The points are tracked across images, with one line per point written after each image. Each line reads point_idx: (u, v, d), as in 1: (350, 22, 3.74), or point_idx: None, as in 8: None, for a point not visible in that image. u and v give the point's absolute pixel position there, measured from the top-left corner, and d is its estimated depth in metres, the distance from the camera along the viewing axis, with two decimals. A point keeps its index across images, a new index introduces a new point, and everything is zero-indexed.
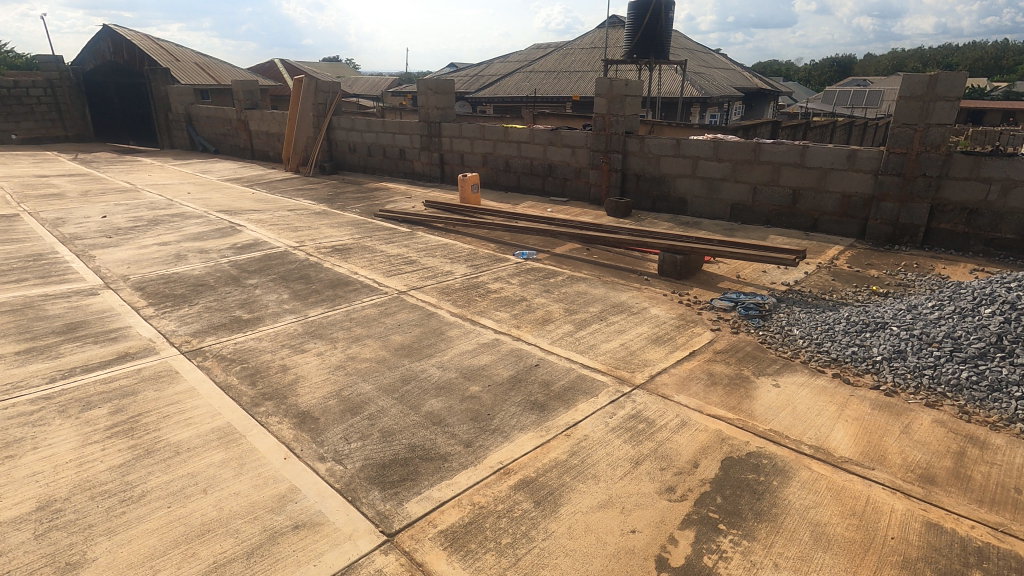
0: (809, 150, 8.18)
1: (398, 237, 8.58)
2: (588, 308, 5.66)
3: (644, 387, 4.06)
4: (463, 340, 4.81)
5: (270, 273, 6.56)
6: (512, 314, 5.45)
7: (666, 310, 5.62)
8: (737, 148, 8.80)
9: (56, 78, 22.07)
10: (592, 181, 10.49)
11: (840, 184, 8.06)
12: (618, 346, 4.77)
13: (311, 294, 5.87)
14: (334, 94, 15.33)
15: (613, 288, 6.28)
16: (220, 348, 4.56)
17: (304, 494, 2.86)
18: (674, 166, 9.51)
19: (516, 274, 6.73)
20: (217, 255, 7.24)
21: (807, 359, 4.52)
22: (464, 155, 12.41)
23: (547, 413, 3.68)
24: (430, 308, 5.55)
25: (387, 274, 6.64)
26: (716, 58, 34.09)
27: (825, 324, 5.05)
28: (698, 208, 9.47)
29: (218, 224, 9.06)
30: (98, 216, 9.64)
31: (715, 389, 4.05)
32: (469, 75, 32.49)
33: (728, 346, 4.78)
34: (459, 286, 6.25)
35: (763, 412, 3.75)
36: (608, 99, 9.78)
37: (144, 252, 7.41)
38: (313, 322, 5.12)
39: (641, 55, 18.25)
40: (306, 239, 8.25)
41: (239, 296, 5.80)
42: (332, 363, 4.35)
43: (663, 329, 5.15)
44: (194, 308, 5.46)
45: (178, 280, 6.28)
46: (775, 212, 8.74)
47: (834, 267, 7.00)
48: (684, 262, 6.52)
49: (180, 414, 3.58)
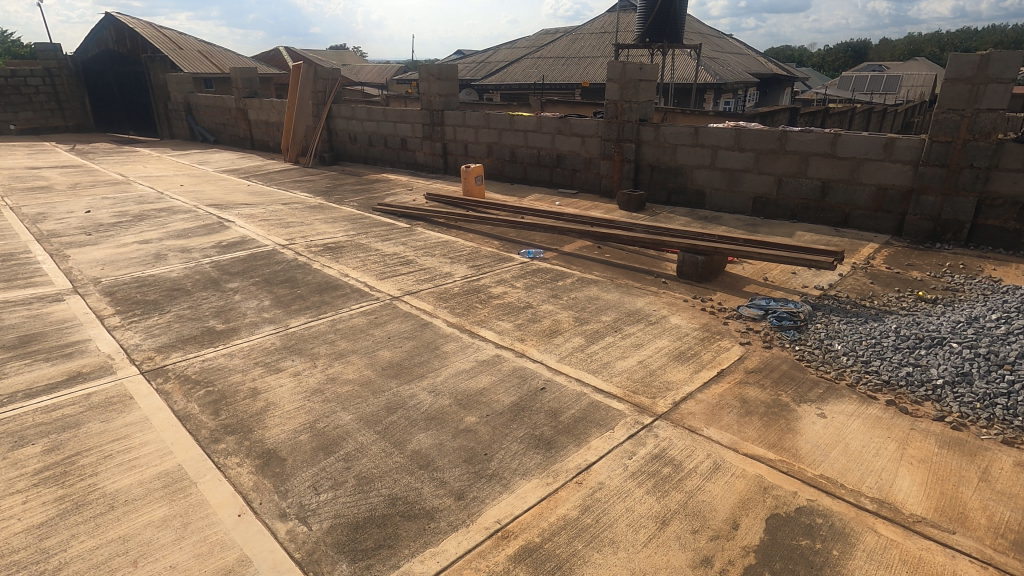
0: (840, 138, 7.51)
1: (395, 233, 8.03)
2: (601, 317, 5.09)
3: (667, 418, 3.50)
4: (459, 357, 4.25)
5: (254, 275, 6.03)
6: (515, 325, 4.89)
7: (688, 319, 5.04)
8: (761, 136, 8.13)
9: (54, 67, 21.50)
10: (603, 173, 9.86)
11: (875, 175, 7.39)
12: (635, 364, 4.19)
13: (295, 301, 5.33)
14: (334, 82, 14.72)
15: (629, 292, 5.70)
16: (185, 367, 4.03)
17: (255, 569, 2.34)
18: (692, 156, 8.87)
19: (521, 276, 6.15)
20: (200, 255, 6.72)
21: (853, 381, 3.94)
22: (468, 145, 11.80)
23: (555, 453, 3.13)
24: (426, 317, 5.00)
25: (380, 276, 6.09)
26: (730, 43, 33.09)
27: (871, 338, 4.46)
28: (717, 201, 8.84)
29: (206, 220, 8.53)
30: (82, 211, 9.13)
31: (751, 421, 3.48)
32: (476, 61, 31.72)
33: (761, 365, 4.20)
34: (459, 291, 5.70)
35: (810, 452, 3.17)
36: (620, 85, 9.14)
37: (122, 251, 6.90)
38: (293, 335, 4.58)
39: (654, 39, 17.49)
40: (297, 236, 7.71)
41: (216, 303, 5.27)
42: (309, 387, 3.81)
43: (686, 343, 4.57)
44: (165, 317, 4.94)
45: (152, 284, 5.76)
46: (802, 206, 8.09)
47: (871, 267, 6.38)
48: (706, 263, 5.94)
49: (124, 455, 3.05)
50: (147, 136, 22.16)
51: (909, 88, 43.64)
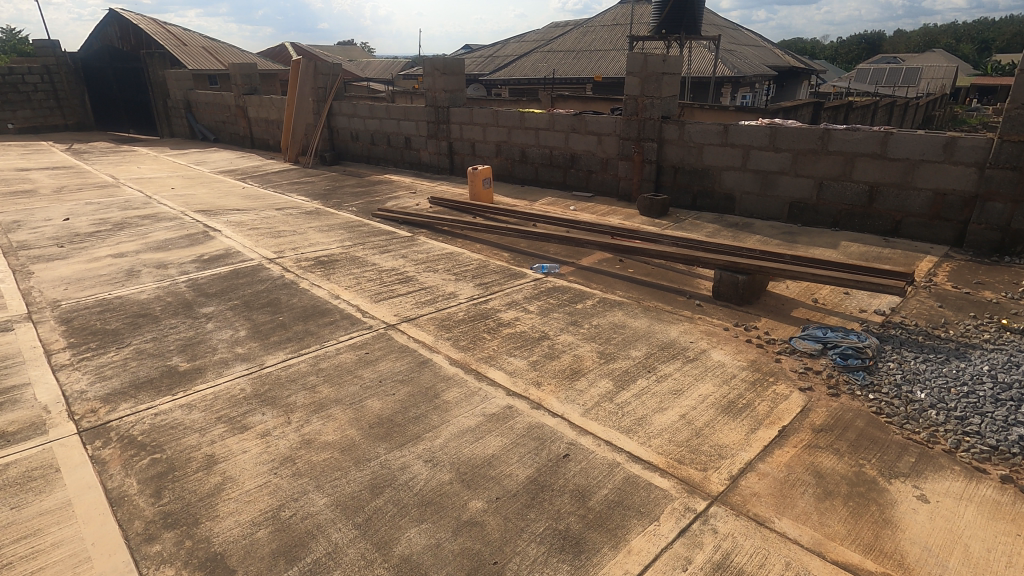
0: (892, 136, 6.70)
1: (395, 244, 7.31)
2: (629, 352, 4.34)
3: (726, 503, 2.76)
4: (463, 410, 3.52)
5: (232, 297, 5.34)
6: (529, 363, 4.17)
7: (733, 356, 4.29)
8: (801, 135, 7.32)
9: (53, 64, 20.90)
10: (621, 174, 9.07)
11: (932, 178, 6.58)
12: (677, 421, 3.44)
13: (274, 331, 4.63)
14: (335, 77, 13.97)
15: (659, 318, 4.96)
16: (131, 424, 3.34)
17: None
18: (721, 157, 8.08)
19: (534, 298, 5.42)
20: (176, 272, 6.03)
21: (952, 445, 3.18)
22: (475, 144, 11.06)
23: (586, 561, 2.40)
24: (425, 353, 4.28)
25: (375, 298, 5.38)
26: (746, 35, 32.06)
27: (961, 385, 3.68)
28: (749, 206, 8.04)
29: (191, 228, 7.86)
30: (60, 219, 8.48)
31: (835, 507, 2.73)
32: (484, 56, 30.90)
33: (831, 421, 3.45)
34: (463, 317, 4.98)
35: (921, 560, 2.43)
36: (641, 79, 8.37)
37: (92, 267, 6.22)
38: (267, 378, 3.88)
39: (671, 31, 16.64)
40: (287, 248, 7.00)
41: (184, 333, 4.58)
42: (279, 453, 3.10)
43: (735, 389, 3.82)
44: (122, 352, 4.25)
45: (118, 308, 5.08)
46: (846, 212, 7.27)
47: (935, 286, 5.57)
48: (747, 283, 5.18)
49: (27, 565, 2.36)
50: (147, 135, 21.56)
51: (929, 80, 42.45)
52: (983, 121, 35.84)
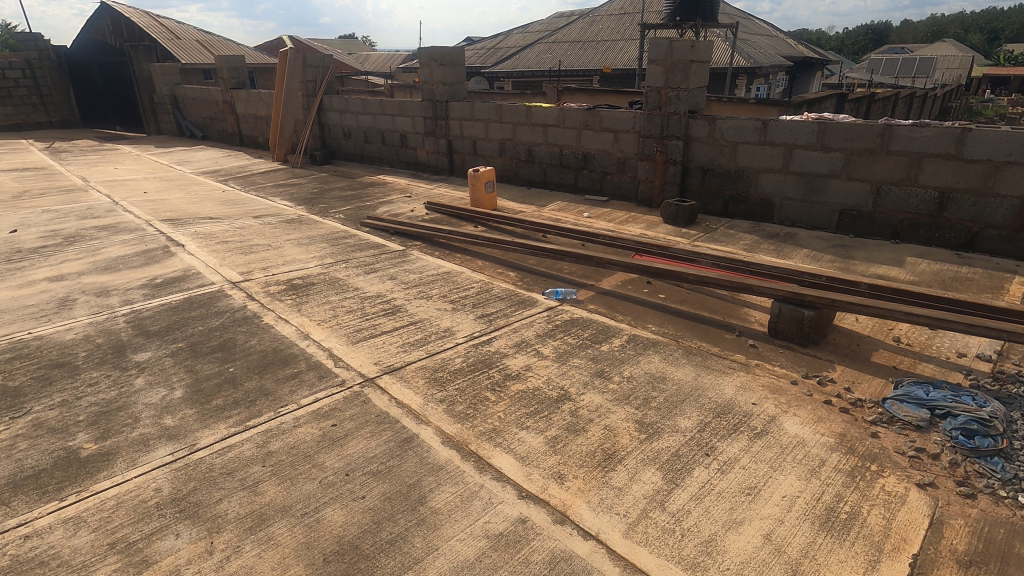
0: (971, 134, 5.64)
1: (383, 260, 6.28)
2: (677, 421, 3.32)
3: None
4: (458, 527, 2.52)
5: (177, 338, 4.33)
6: (546, 438, 3.16)
7: (814, 427, 3.26)
8: (857, 131, 6.25)
9: (35, 58, 19.55)
10: (641, 176, 8.03)
11: (1020, 183, 5.53)
12: (763, 546, 2.42)
13: (218, 391, 3.61)
14: (325, 70, 12.82)
15: (708, 367, 3.93)
16: None
17: None
18: (758, 157, 7.04)
19: (549, 337, 4.40)
20: (118, 302, 5.03)
21: None
22: (476, 141, 10.03)
23: None
24: (408, 424, 3.27)
25: (352, 338, 4.36)
26: (759, 25, 30.88)
27: None
28: (791, 214, 6.99)
29: (151, 243, 6.85)
30: (7, 231, 7.45)
31: None
32: (486, 48, 29.85)
33: (981, 548, 2.42)
34: (461, 365, 3.97)
35: None
36: (665, 68, 7.33)
37: (20, 295, 5.22)
38: (194, 470, 2.87)
39: (686, 18, 15.55)
40: (256, 267, 5.99)
41: (104, 394, 3.57)
42: None
43: (832, 486, 2.80)
44: (14, 427, 3.24)
45: (32, 355, 4.08)
46: (909, 222, 6.21)
47: None
48: (815, 320, 4.15)
49: None
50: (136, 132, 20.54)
51: (942, 71, 41.29)
52: (996, 113, 34.96)
